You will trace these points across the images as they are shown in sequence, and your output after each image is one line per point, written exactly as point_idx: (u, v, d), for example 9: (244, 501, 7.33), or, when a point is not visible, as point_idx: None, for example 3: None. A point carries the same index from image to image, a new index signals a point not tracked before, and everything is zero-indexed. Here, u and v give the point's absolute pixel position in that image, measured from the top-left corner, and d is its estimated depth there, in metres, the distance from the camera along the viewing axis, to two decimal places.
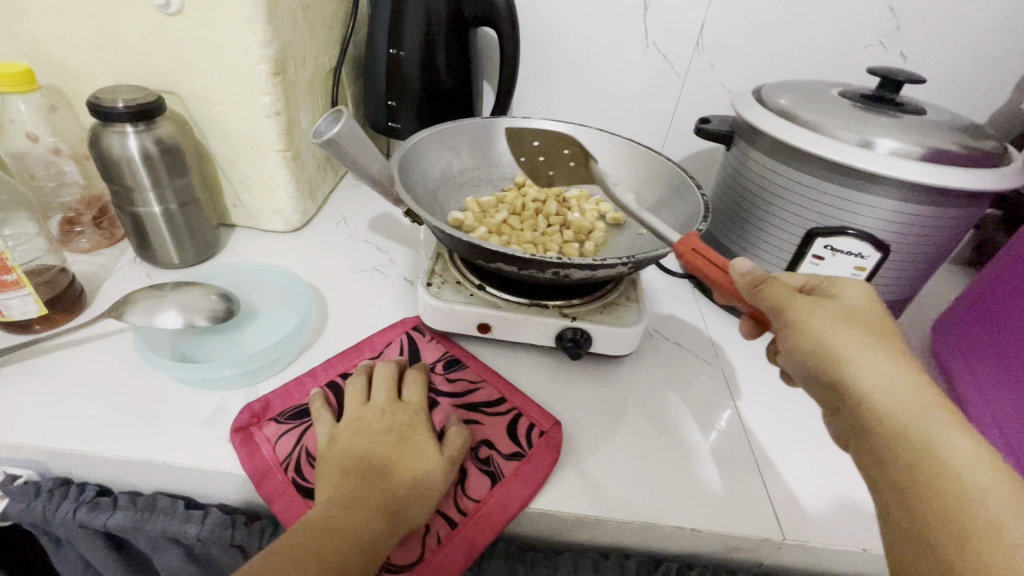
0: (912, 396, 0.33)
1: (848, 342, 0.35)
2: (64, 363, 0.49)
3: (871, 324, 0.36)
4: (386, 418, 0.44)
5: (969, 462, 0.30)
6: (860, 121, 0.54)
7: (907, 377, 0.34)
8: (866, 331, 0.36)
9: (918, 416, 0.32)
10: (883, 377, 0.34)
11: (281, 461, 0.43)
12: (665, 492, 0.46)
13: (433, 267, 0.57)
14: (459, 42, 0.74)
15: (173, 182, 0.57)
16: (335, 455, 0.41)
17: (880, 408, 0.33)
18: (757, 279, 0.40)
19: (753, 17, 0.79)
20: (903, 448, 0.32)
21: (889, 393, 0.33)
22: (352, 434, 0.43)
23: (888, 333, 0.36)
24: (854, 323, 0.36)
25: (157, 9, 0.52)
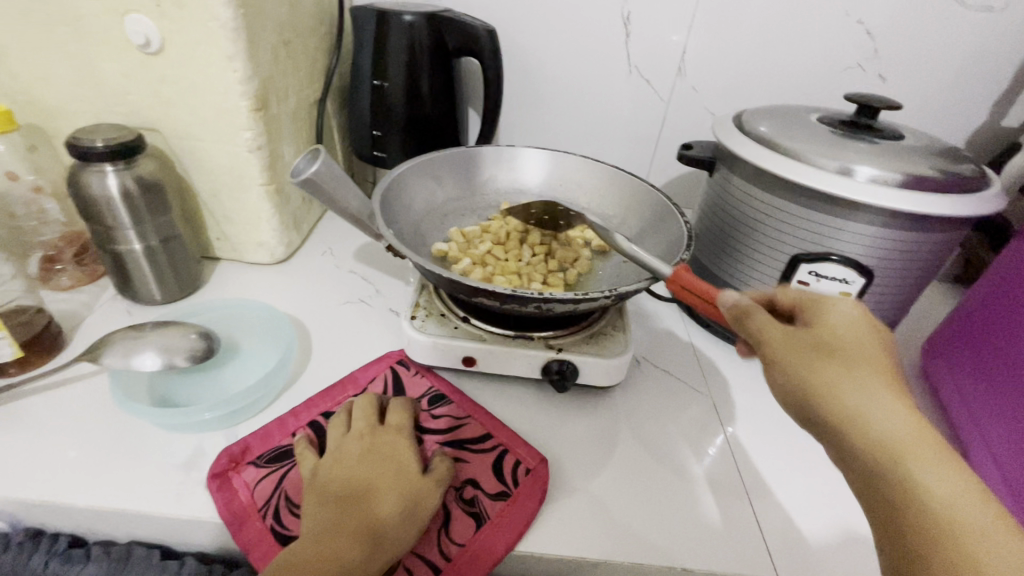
0: (897, 426, 0.30)
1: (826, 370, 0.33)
2: (40, 408, 0.48)
3: (851, 338, 0.34)
4: (366, 444, 0.43)
5: (957, 498, 0.28)
6: (838, 148, 0.54)
7: (892, 406, 0.31)
8: (847, 352, 0.33)
9: (901, 444, 0.30)
10: (866, 404, 0.31)
11: (262, 507, 0.42)
12: (655, 530, 0.45)
13: (417, 300, 0.57)
14: (442, 72, 0.74)
15: (154, 219, 0.57)
16: (314, 485, 0.41)
17: (861, 432, 0.31)
18: (739, 308, 0.38)
19: (733, 42, 0.80)
20: (883, 484, 0.29)
21: (871, 417, 0.31)
22: (337, 464, 0.42)
23: (873, 352, 0.33)
24: (831, 346, 0.33)
25: (136, 49, 0.52)
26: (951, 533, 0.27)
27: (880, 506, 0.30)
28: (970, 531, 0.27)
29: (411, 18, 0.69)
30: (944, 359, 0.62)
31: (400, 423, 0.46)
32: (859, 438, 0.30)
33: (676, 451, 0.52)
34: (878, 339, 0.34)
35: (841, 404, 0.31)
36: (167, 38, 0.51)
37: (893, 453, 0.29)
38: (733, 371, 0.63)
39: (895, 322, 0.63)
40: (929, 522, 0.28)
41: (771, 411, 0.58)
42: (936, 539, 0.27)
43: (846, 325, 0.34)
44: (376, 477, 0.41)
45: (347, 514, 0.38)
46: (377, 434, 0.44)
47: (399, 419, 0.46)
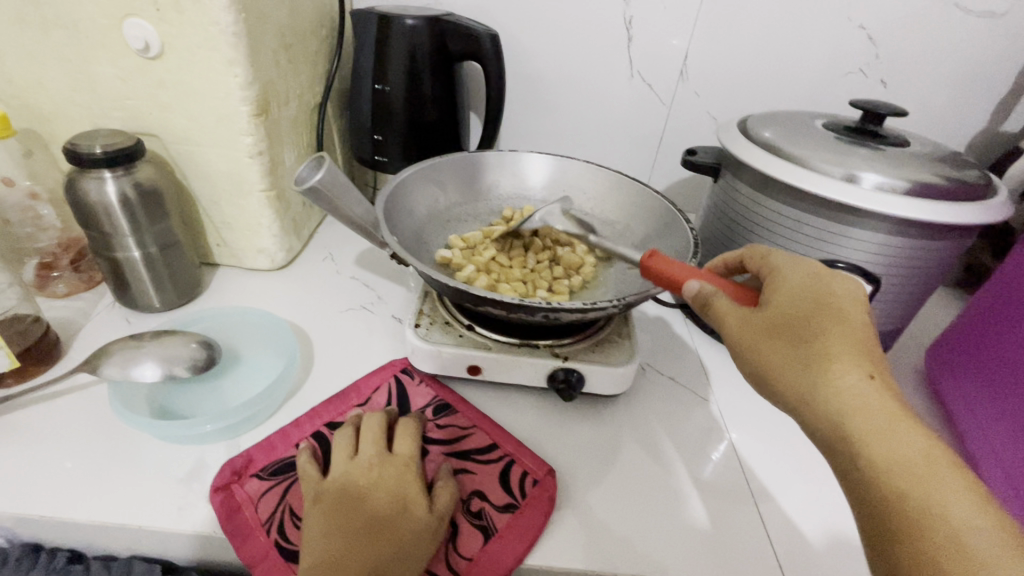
0: (855, 396, 0.31)
1: (784, 349, 0.33)
2: (37, 419, 0.47)
3: (805, 306, 0.34)
4: (375, 476, 0.42)
5: (913, 457, 0.29)
6: (844, 155, 0.54)
7: (851, 375, 0.31)
8: (803, 323, 0.33)
9: (852, 410, 0.30)
10: (823, 377, 0.31)
11: (266, 521, 0.41)
12: (663, 542, 0.44)
13: (421, 307, 0.56)
14: (444, 76, 0.74)
15: (153, 226, 0.56)
16: (319, 516, 0.40)
17: (816, 403, 0.32)
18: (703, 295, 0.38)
19: (735, 46, 0.80)
20: (843, 451, 0.30)
21: (825, 387, 0.31)
22: (340, 492, 0.41)
23: (832, 318, 0.33)
24: (787, 321, 0.34)
25: (135, 53, 0.51)
26: (914, 502, 0.28)
27: (848, 478, 0.31)
28: (932, 496, 0.28)
29: (413, 21, 0.68)
30: (946, 365, 0.62)
31: (410, 453, 0.44)
32: (819, 414, 0.31)
33: (683, 459, 0.52)
34: (839, 304, 0.34)
35: (800, 381, 0.32)
36: (166, 43, 0.50)
37: (843, 420, 0.30)
38: (738, 377, 0.62)
39: (899, 328, 0.63)
40: (888, 493, 0.28)
41: (777, 418, 0.58)
42: (900, 507, 0.28)
43: (803, 293, 0.35)
44: (384, 515, 0.40)
45: (354, 555, 0.37)
46: (385, 466, 0.43)
47: (409, 448, 0.45)
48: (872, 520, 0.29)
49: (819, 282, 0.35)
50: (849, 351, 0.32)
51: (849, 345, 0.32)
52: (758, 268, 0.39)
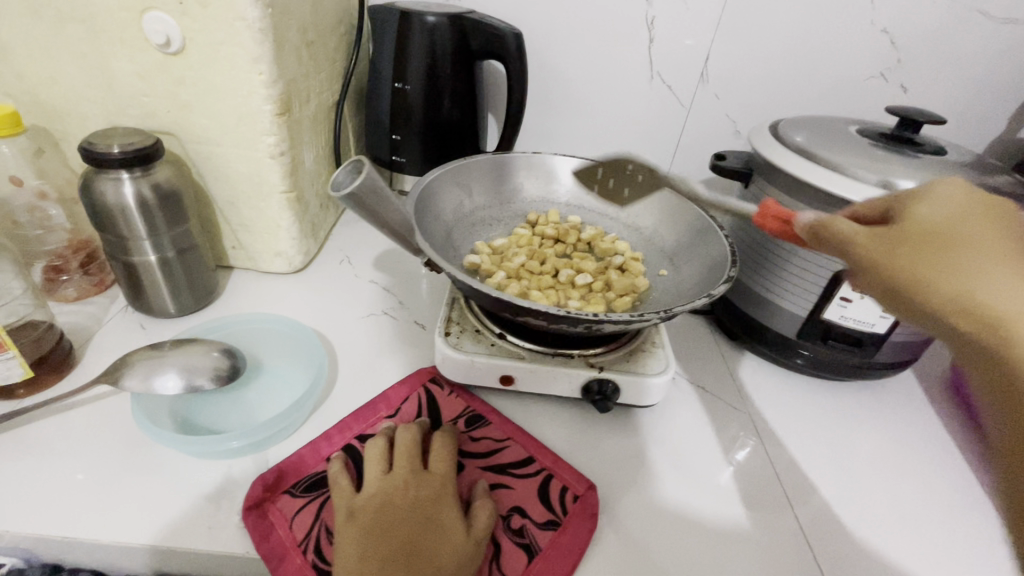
0: (1010, 301, 0.28)
1: (955, 265, 0.30)
2: (54, 432, 0.45)
3: (946, 219, 0.32)
4: (411, 493, 0.40)
5: None
6: (881, 162, 0.53)
7: (1008, 281, 0.29)
8: (942, 240, 0.31)
9: (1006, 310, 0.28)
10: (979, 283, 0.29)
11: (303, 539, 0.39)
12: (706, 559, 0.43)
13: (449, 315, 0.54)
14: (465, 75, 0.72)
15: (171, 229, 0.54)
16: (354, 535, 0.38)
17: (960, 309, 0.29)
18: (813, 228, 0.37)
19: (756, 48, 0.79)
20: (976, 351, 0.29)
21: (979, 294, 0.29)
22: (375, 510, 0.39)
23: (982, 224, 0.31)
24: (925, 229, 0.32)
25: (155, 48, 0.49)
26: None
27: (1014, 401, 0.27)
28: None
29: (435, 19, 0.66)
30: None
31: (446, 470, 0.43)
32: (967, 321, 0.29)
33: (721, 472, 0.50)
34: (988, 216, 0.31)
35: (948, 292, 0.30)
36: (189, 38, 0.48)
37: (988, 321, 0.28)
38: (768, 386, 0.61)
39: None
40: None
41: (809, 427, 0.57)
42: None
43: (943, 202, 0.33)
44: (422, 536, 0.38)
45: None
46: (421, 484, 0.41)
47: (444, 466, 0.43)
48: None
49: (969, 195, 0.33)
50: (1006, 253, 0.30)
51: (1008, 254, 0.30)
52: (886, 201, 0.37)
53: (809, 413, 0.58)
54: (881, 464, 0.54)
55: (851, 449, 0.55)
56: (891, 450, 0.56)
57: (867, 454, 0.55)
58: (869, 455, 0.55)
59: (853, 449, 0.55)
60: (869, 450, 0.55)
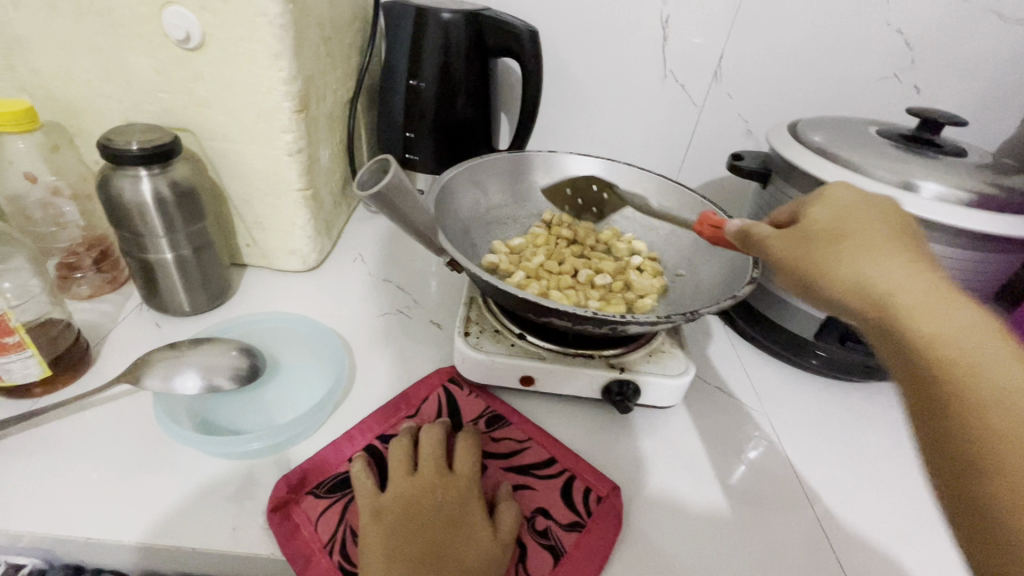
0: (897, 279, 0.30)
1: (864, 264, 0.31)
2: (74, 432, 0.45)
3: (843, 215, 0.35)
4: (437, 495, 0.40)
5: (949, 326, 0.28)
6: (903, 163, 0.53)
7: (895, 263, 0.31)
8: (840, 228, 0.34)
9: (886, 287, 0.30)
10: (875, 273, 0.31)
11: (329, 541, 0.39)
12: (730, 560, 0.43)
13: (468, 314, 0.54)
14: (480, 73, 0.71)
15: (187, 227, 0.53)
16: (381, 537, 0.38)
17: (859, 292, 0.31)
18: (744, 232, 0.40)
19: (770, 47, 0.77)
20: (879, 331, 0.30)
21: (868, 275, 0.31)
22: (401, 511, 0.39)
23: (868, 221, 0.34)
24: (821, 229, 0.35)
25: (175, 43, 0.48)
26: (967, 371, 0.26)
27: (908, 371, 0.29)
28: (978, 360, 0.26)
29: (451, 16, 0.66)
30: None
31: (471, 471, 0.42)
32: (866, 306, 0.31)
33: (741, 474, 0.50)
34: (879, 220, 0.34)
35: (846, 279, 0.32)
36: (209, 34, 0.47)
37: (881, 300, 0.30)
38: (785, 387, 0.61)
39: None
40: (934, 366, 0.27)
41: (825, 428, 0.57)
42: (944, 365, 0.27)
43: (835, 204, 0.36)
44: (450, 538, 0.38)
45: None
46: (446, 485, 0.41)
47: (468, 467, 0.42)
48: (936, 404, 0.27)
49: (855, 197, 0.37)
50: (887, 247, 0.32)
51: (887, 242, 0.33)
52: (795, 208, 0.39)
53: (826, 415, 0.58)
54: (899, 466, 0.54)
55: (868, 452, 0.55)
56: (908, 452, 0.56)
57: (885, 457, 0.55)
58: (887, 458, 0.54)
59: (869, 450, 0.55)
60: (887, 453, 0.55)
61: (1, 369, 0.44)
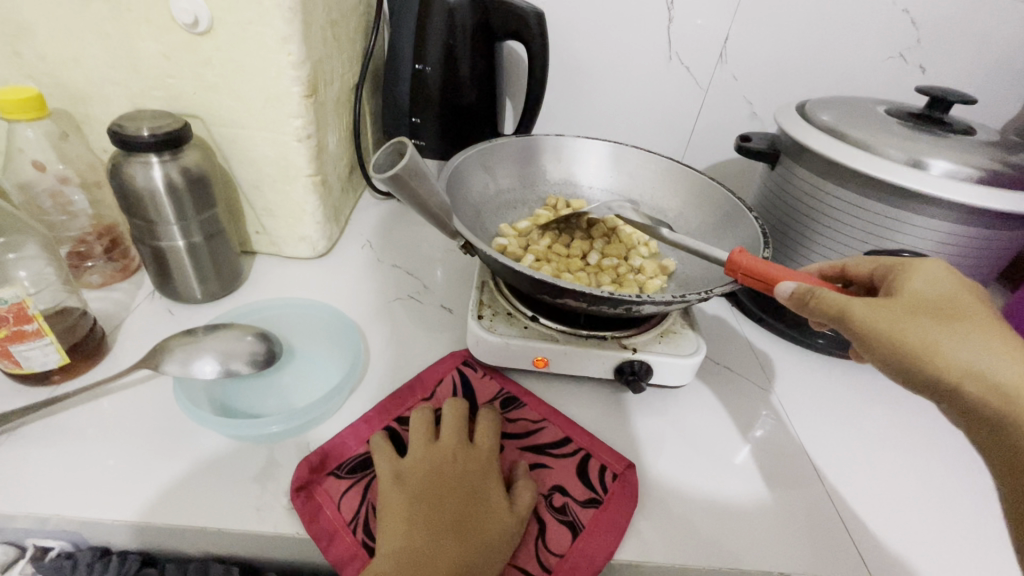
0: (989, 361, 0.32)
1: (923, 332, 0.33)
2: (95, 418, 0.45)
3: (934, 298, 0.35)
4: (458, 466, 0.41)
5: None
6: (911, 141, 0.53)
7: (968, 345, 0.33)
8: (942, 310, 0.34)
9: (979, 375, 0.32)
10: (963, 354, 0.32)
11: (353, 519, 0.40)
12: (744, 533, 0.44)
13: (481, 298, 0.55)
14: (486, 55, 0.71)
15: (199, 214, 0.53)
16: (401, 500, 0.39)
17: (971, 383, 0.32)
18: (805, 293, 0.37)
19: (776, 26, 0.76)
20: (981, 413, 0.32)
21: (974, 366, 0.32)
22: (422, 477, 0.40)
23: (943, 305, 0.35)
24: (929, 303, 0.35)
25: (182, 28, 0.48)
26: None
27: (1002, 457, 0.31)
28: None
29: None
30: None
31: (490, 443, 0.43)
32: (989, 396, 0.31)
33: (754, 452, 0.51)
34: (968, 287, 0.36)
35: (950, 368, 0.32)
36: (217, 18, 0.47)
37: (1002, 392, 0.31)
38: (793, 367, 0.62)
39: None
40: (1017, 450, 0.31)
41: (833, 407, 0.58)
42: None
43: (928, 277, 0.37)
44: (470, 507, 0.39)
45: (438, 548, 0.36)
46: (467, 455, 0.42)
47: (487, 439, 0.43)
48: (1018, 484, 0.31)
49: (945, 272, 0.37)
50: (986, 329, 0.33)
51: (980, 331, 0.33)
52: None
53: (833, 395, 0.59)
54: (905, 442, 0.55)
55: (876, 429, 0.56)
56: (913, 428, 0.57)
57: (891, 433, 0.56)
58: (893, 434, 0.55)
59: (874, 427, 0.56)
60: (892, 429, 0.56)
61: (21, 356, 0.44)
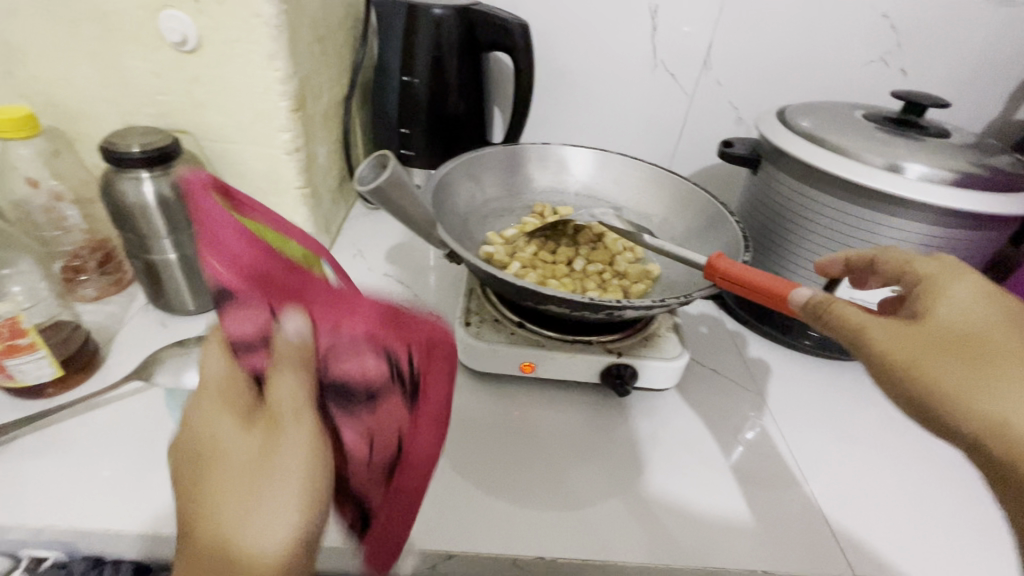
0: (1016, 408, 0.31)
1: (947, 370, 0.33)
2: (88, 430, 0.46)
3: (965, 332, 0.34)
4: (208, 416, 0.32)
5: None
6: (888, 145, 0.54)
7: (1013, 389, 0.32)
8: (965, 344, 0.33)
9: (1004, 424, 0.31)
10: (989, 389, 0.32)
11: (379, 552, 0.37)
12: (730, 532, 0.45)
13: (468, 305, 0.56)
14: (472, 66, 0.72)
15: (190, 227, 0.54)
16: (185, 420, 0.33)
17: (987, 425, 0.32)
18: (820, 305, 0.37)
19: (759, 32, 0.77)
20: (995, 456, 0.31)
21: (997, 407, 0.32)
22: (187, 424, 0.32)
23: (975, 341, 0.33)
24: (950, 338, 0.34)
25: (171, 46, 0.49)
26: None
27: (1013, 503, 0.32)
28: None
29: (441, 11, 0.66)
30: None
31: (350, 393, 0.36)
32: (994, 441, 0.31)
33: (742, 454, 0.52)
34: (998, 310, 0.35)
35: (962, 409, 0.32)
36: (205, 36, 0.48)
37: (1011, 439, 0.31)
38: (780, 369, 0.63)
39: None
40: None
41: (818, 407, 0.59)
42: None
43: (958, 298, 0.36)
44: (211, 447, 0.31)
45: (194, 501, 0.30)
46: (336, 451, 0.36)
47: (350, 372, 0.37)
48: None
49: (982, 289, 0.36)
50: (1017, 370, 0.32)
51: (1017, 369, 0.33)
52: (902, 267, 0.42)
53: (820, 396, 0.60)
54: (889, 442, 0.56)
55: (860, 430, 0.57)
56: (896, 428, 0.58)
57: (876, 433, 0.57)
58: (878, 434, 0.56)
59: (858, 427, 0.57)
60: (876, 428, 0.57)
61: (15, 370, 0.45)
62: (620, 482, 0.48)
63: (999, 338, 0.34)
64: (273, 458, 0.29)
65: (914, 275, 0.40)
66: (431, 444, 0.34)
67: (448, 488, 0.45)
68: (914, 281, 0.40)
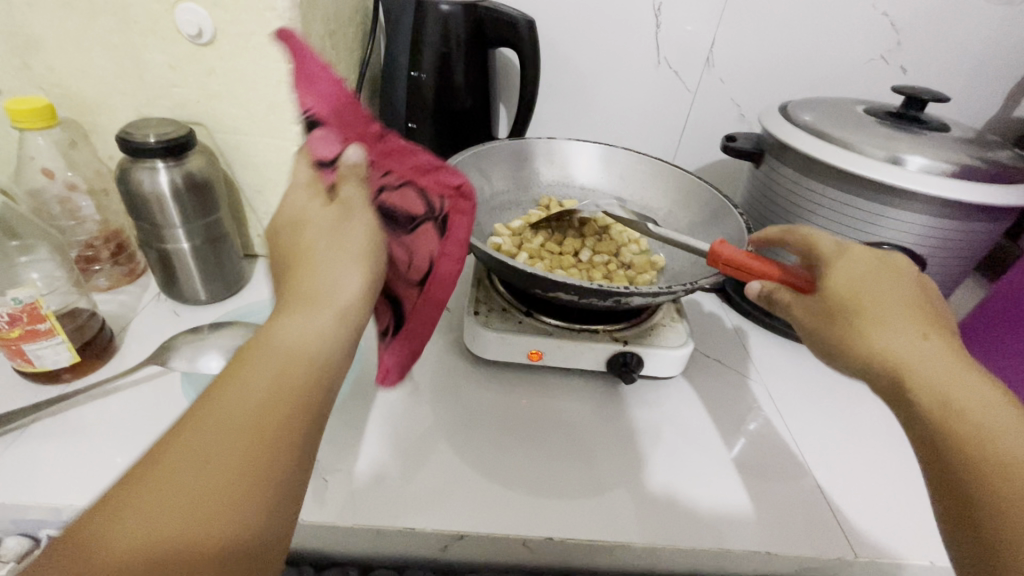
0: (907, 354, 0.34)
1: (846, 326, 0.36)
2: (104, 414, 0.47)
3: (858, 290, 0.37)
4: (311, 217, 0.37)
5: (943, 380, 0.32)
6: (889, 139, 0.55)
7: (900, 336, 0.34)
8: (849, 302, 0.37)
9: (903, 366, 0.33)
10: (891, 344, 0.34)
11: (404, 356, 0.50)
12: (734, 517, 0.45)
13: (476, 295, 0.57)
14: (479, 62, 0.73)
15: (202, 218, 0.55)
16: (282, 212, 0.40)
17: (888, 367, 0.34)
18: (766, 292, 0.42)
19: (761, 30, 0.78)
20: (908, 402, 0.33)
21: (889, 349, 0.34)
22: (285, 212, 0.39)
23: (864, 296, 0.36)
24: (840, 300, 0.37)
25: (187, 39, 0.50)
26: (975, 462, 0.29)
27: (937, 458, 0.31)
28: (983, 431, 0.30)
29: (449, 7, 0.67)
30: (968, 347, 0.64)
31: (351, 315, 0.33)
32: (893, 380, 0.34)
33: (744, 444, 0.53)
34: (885, 272, 0.38)
35: (864, 353, 0.35)
36: (220, 29, 0.49)
37: (904, 381, 0.33)
38: (782, 361, 0.64)
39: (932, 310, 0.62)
40: (956, 444, 0.30)
41: (819, 397, 0.60)
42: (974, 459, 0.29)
43: (848, 264, 0.39)
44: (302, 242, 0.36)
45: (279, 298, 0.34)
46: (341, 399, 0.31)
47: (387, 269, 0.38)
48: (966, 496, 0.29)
49: (870, 259, 0.39)
50: (905, 317, 0.35)
51: (907, 316, 0.35)
52: (812, 244, 0.42)
53: (821, 387, 0.61)
54: (890, 431, 0.57)
55: (862, 419, 0.58)
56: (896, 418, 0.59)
57: (877, 423, 0.57)
58: (879, 423, 0.57)
59: (859, 417, 0.58)
60: (878, 418, 0.58)
61: (33, 355, 0.46)
62: (625, 469, 0.49)
63: (887, 291, 0.37)
64: (350, 243, 0.36)
65: (821, 251, 0.41)
66: (453, 261, 0.46)
67: (457, 473, 0.46)
68: (817, 260, 0.41)
